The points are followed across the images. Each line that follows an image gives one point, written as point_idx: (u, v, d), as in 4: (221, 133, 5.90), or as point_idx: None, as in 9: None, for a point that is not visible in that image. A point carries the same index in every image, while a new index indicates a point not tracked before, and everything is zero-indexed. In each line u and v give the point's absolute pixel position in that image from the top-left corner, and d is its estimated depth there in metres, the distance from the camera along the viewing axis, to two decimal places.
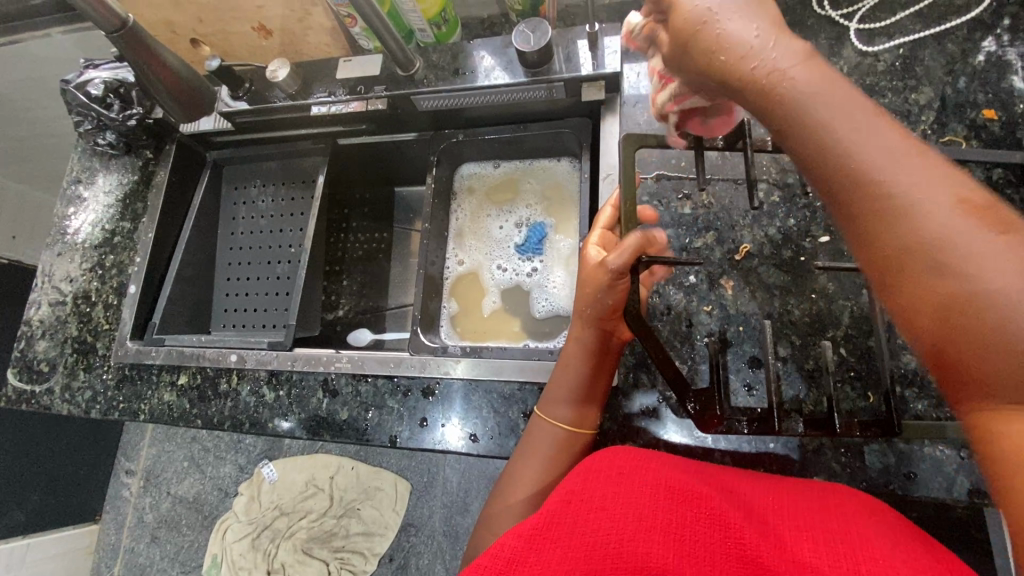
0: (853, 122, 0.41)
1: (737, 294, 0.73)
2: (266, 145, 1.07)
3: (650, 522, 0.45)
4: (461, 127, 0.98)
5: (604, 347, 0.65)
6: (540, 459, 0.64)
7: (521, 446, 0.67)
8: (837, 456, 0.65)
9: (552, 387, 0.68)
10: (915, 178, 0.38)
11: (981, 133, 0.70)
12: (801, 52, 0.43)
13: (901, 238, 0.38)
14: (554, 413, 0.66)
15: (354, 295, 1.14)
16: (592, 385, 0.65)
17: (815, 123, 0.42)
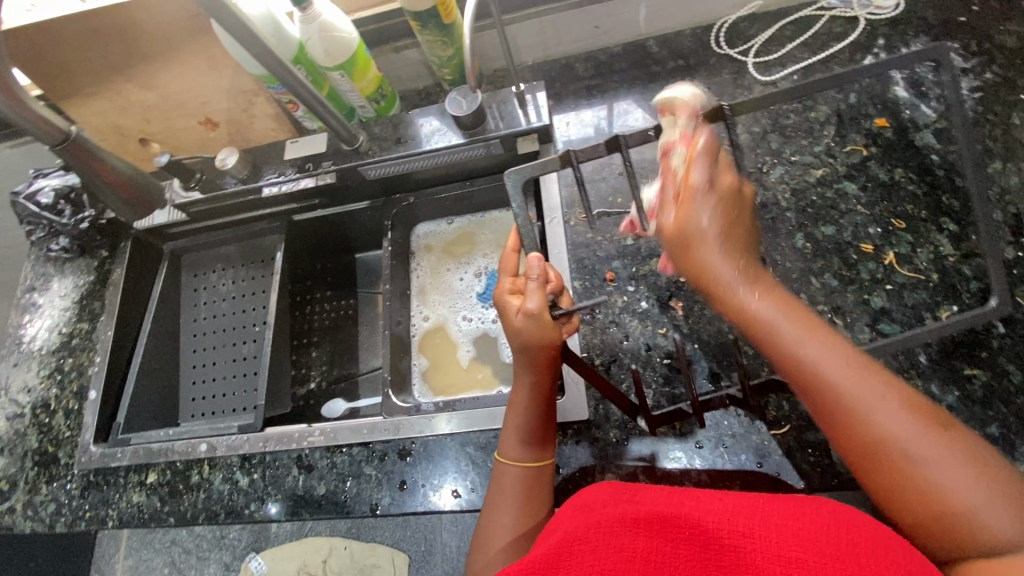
0: (839, 363, 0.47)
1: (687, 314, 0.76)
2: (222, 230, 1.09)
3: (630, 553, 0.49)
4: (411, 190, 1.03)
5: (549, 386, 0.67)
6: (510, 502, 0.65)
7: (489, 496, 0.67)
8: (805, 457, 0.67)
9: (506, 426, 0.69)
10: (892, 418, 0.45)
11: (877, 139, 0.77)
12: (769, 286, 0.50)
13: (918, 493, 0.44)
14: (515, 455, 0.67)
15: (324, 367, 1.14)
16: (544, 424, 0.67)
17: (819, 375, 0.47)
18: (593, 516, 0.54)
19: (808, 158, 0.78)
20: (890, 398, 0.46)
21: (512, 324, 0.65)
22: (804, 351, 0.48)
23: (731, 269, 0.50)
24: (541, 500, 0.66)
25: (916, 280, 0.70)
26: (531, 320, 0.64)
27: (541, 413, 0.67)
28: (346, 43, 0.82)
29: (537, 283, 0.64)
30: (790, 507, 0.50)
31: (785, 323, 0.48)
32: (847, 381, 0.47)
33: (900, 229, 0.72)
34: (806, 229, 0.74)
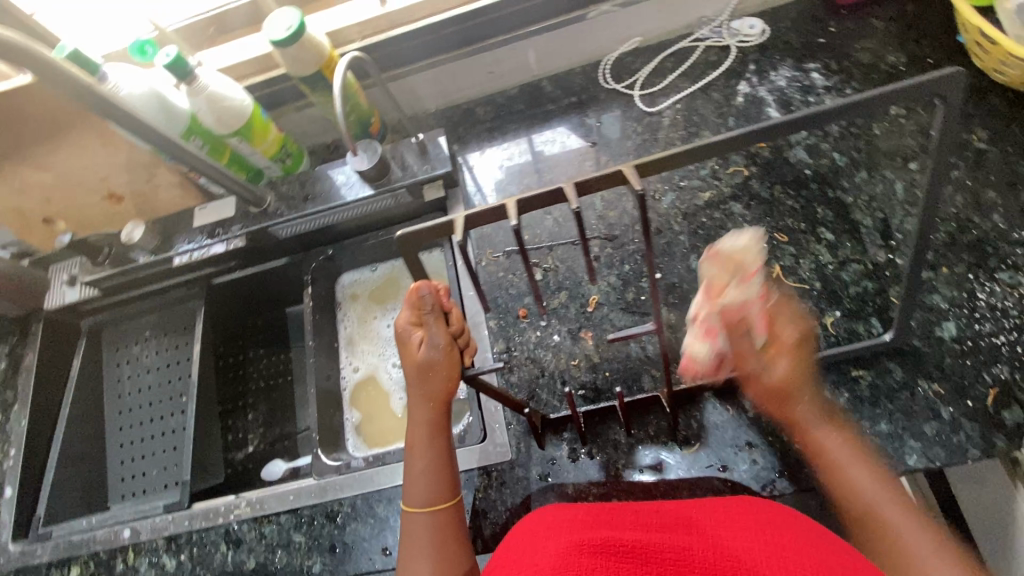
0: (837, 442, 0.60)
1: (597, 343, 0.78)
2: (142, 300, 1.06)
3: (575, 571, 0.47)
4: (329, 242, 1.03)
5: (445, 415, 0.68)
6: (425, 551, 0.64)
7: (402, 551, 0.66)
8: (718, 474, 0.68)
9: (408, 477, 0.68)
10: (875, 494, 0.56)
11: (755, 160, 0.82)
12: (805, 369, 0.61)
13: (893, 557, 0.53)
14: (420, 501, 0.67)
15: (262, 429, 1.11)
16: (445, 458, 0.68)
17: (828, 461, 0.60)
18: (538, 547, 0.52)
19: (695, 181, 0.82)
20: (878, 480, 0.57)
21: (416, 360, 0.63)
22: (813, 432, 0.61)
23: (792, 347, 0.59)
24: (458, 537, 0.65)
25: (801, 290, 0.74)
26: (433, 354, 0.63)
27: (443, 446, 0.68)
28: (239, 110, 0.82)
29: (435, 312, 0.62)
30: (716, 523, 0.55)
31: (804, 404, 0.61)
32: (852, 471, 0.58)
33: (783, 242, 0.76)
34: (700, 251, 0.78)
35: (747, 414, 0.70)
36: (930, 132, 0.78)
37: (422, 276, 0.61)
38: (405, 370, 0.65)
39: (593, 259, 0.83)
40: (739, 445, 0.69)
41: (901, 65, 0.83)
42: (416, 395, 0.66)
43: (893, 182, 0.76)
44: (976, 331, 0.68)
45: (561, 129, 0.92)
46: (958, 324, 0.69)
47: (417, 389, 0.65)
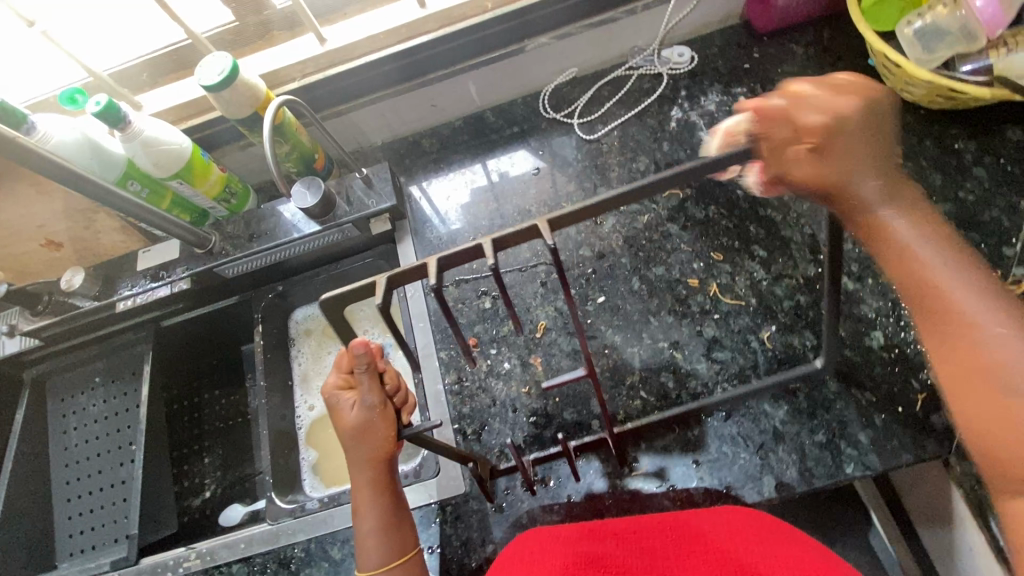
0: (942, 260, 0.48)
1: (546, 369, 0.79)
2: (87, 347, 1.03)
3: None
4: (281, 277, 1.02)
5: (389, 472, 0.66)
6: None
7: None
8: (666, 493, 0.69)
9: (358, 537, 0.65)
10: (1000, 336, 0.46)
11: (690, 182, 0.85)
12: (907, 201, 0.50)
13: (995, 380, 0.45)
14: (375, 559, 0.64)
15: (219, 472, 1.08)
16: (395, 513, 0.65)
17: (909, 250, 0.49)
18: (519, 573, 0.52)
19: (635, 205, 0.85)
20: (1006, 316, 0.46)
21: (351, 423, 0.62)
22: (907, 242, 0.49)
23: (904, 229, 0.49)
24: None
25: (738, 307, 0.76)
26: (370, 414, 0.61)
27: (389, 502, 0.65)
28: (177, 154, 0.82)
29: (368, 372, 0.60)
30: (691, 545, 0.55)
31: (919, 246, 0.49)
32: (966, 293, 0.47)
33: (719, 260, 0.79)
34: (640, 272, 0.81)
35: (692, 432, 0.71)
36: None
37: (355, 335, 0.57)
38: (341, 435, 0.63)
39: (540, 285, 0.84)
40: (687, 462, 0.70)
41: None
42: (354, 457, 0.63)
43: None
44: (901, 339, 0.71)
45: (505, 158, 0.94)
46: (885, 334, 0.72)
47: (356, 450, 0.63)
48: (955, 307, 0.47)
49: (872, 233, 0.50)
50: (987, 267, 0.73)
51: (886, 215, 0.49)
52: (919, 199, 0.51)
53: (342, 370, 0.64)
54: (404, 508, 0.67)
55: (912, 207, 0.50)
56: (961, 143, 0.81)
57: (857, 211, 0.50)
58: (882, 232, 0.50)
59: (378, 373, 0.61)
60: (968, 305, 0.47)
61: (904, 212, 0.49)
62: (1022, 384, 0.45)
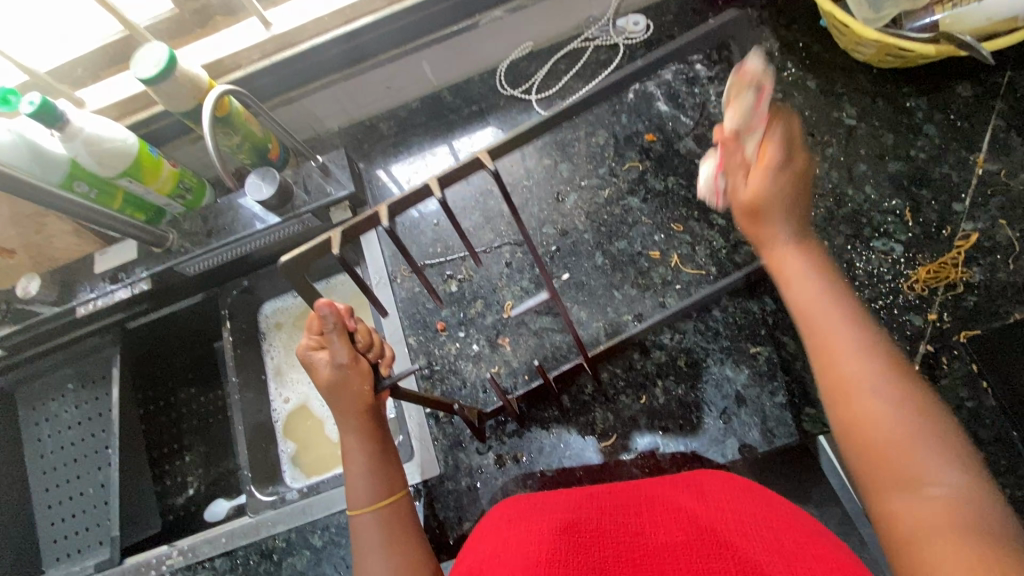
0: (818, 293, 0.52)
1: (515, 349, 0.80)
2: (53, 353, 1.01)
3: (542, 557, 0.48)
4: (246, 272, 1.00)
5: (375, 423, 0.66)
6: (379, 549, 0.63)
7: (356, 556, 0.64)
8: (634, 462, 0.71)
9: (348, 482, 0.66)
10: (873, 378, 0.48)
11: (650, 154, 0.84)
12: (803, 228, 0.54)
13: (880, 421, 0.47)
14: (366, 501, 0.65)
15: (202, 469, 1.09)
16: (383, 457, 0.67)
17: (785, 278, 0.53)
18: (504, 537, 0.52)
19: (595, 180, 0.85)
20: (876, 364, 0.49)
21: (327, 378, 0.62)
22: (796, 263, 0.53)
23: (792, 248, 0.53)
24: (411, 532, 0.65)
25: (699, 277, 0.77)
26: (343, 368, 0.61)
27: (377, 450, 0.66)
28: (122, 151, 0.81)
29: (337, 330, 0.60)
30: (664, 508, 0.55)
31: (805, 272, 0.53)
32: (840, 331, 0.50)
33: (679, 231, 0.80)
34: (603, 247, 0.81)
35: (656, 402, 0.73)
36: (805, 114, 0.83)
37: (319, 297, 0.58)
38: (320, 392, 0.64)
39: (505, 265, 0.84)
40: (653, 433, 0.72)
41: (774, 52, 0.87)
42: (335, 410, 0.64)
43: None
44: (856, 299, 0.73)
45: (464, 138, 0.93)
46: None
47: (335, 404, 0.64)
48: (830, 344, 0.50)
49: (773, 260, 0.54)
50: (938, 222, 0.75)
51: (782, 242, 0.53)
52: (811, 232, 0.54)
53: (313, 332, 0.64)
54: (393, 453, 0.68)
55: (804, 234, 0.54)
56: (912, 101, 0.82)
57: (770, 238, 0.54)
58: (778, 258, 0.54)
59: (348, 329, 0.61)
60: (845, 345, 0.49)
61: (801, 241, 0.53)
62: (894, 415, 0.46)
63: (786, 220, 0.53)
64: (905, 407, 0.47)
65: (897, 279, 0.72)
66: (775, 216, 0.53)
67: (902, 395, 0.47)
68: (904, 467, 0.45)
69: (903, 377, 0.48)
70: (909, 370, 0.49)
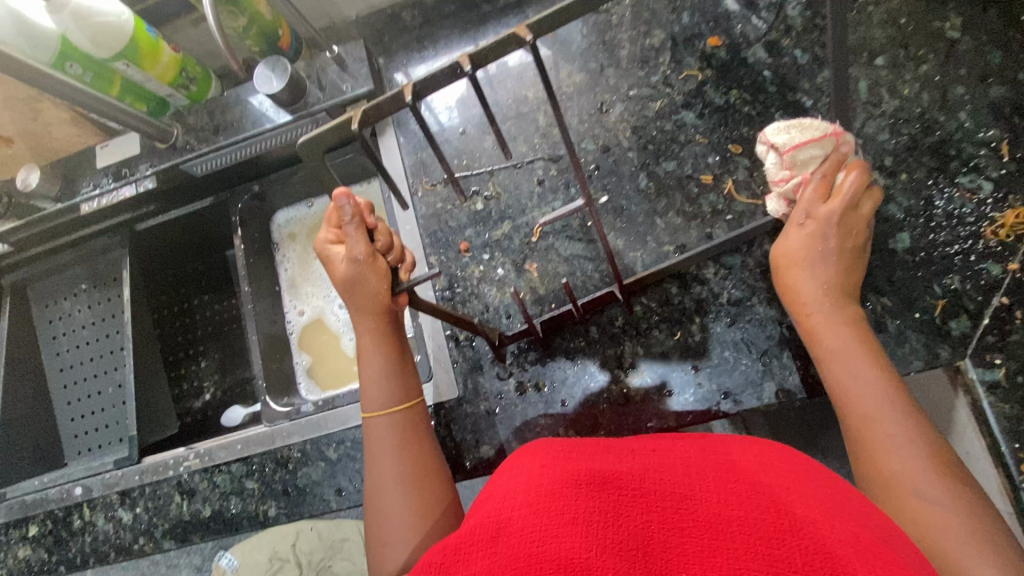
0: (862, 379, 0.56)
1: (543, 275, 0.74)
2: (61, 250, 0.98)
3: (574, 514, 0.41)
4: (256, 177, 0.94)
5: (392, 324, 0.65)
6: (389, 452, 0.62)
7: (365, 457, 0.63)
8: (663, 399, 0.67)
9: (362, 382, 0.65)
10: (906, 451, 0.52)
11: (711, 62, 0.74)
12: (853, 316, 0.60)
13: (919, 501, 0.50)
14: (380, 404, 0.63)
15: (217, 375, 1.09)
16: (399, 362, 0.65)
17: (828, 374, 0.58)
18: (530, 483, 0.46)
19: (646, 90, 0.75)
20: (923, 456, 0.52)
21: (343, 275, 0.61)
22: (831, 364, 0.58)
23: (835, 345, 0.58)
24: (423, 441, 0.63)
25: (754, 207, 0.69)
26: (358, 266, 0.59)
27: (393, 351, 0.65)
28: (118, 29, 0.72)
29: (355, 224, 0.58)
30: (724, 475, 0.45)
31: (838, 368, 0.58)
32: (874, 408, 0.55)
33: (737, 154, 0.71)
34: (649, 167, 0.73)
35: (693, 338, 0.68)
36: (898, 23, 0.72)
37: (338, 186, 0.56)
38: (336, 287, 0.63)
39: (537, 183, 0.76)
40: (686, 370, 0.67)
41: None
42: (352, 307, 0.63)
43: (857, 80, 0.71)
44: (929, 242, 0.65)
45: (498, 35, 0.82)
46: (912, 236, 0.66)
47: (350, 301, 0.63)
48: (854, 400, 0.56)
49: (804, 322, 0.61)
50: None
51: (816, 313, 0.60)
52: (863, 332, 0.59)
53: (331, 225, 0.63)
54: (410, 360, 0.66)
55: (851, 322, 0.59)
56: None
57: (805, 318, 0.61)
58: (810, 327, 0.60)
59: (367, 225, 0.59)
60: (887, 430, 0.54)
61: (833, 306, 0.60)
62: (926, 488, 0.50)
63: (818, 288, 0.60)
64: (947, 491, 0.50)
65: (978, 223, 0.64)
66: (806, 288, 0.61)
67: (945, 484, 0.50)
68: (935, 533, 0.48)
69: (950, 469, 0.51)
70: (959, 468, 0.52)
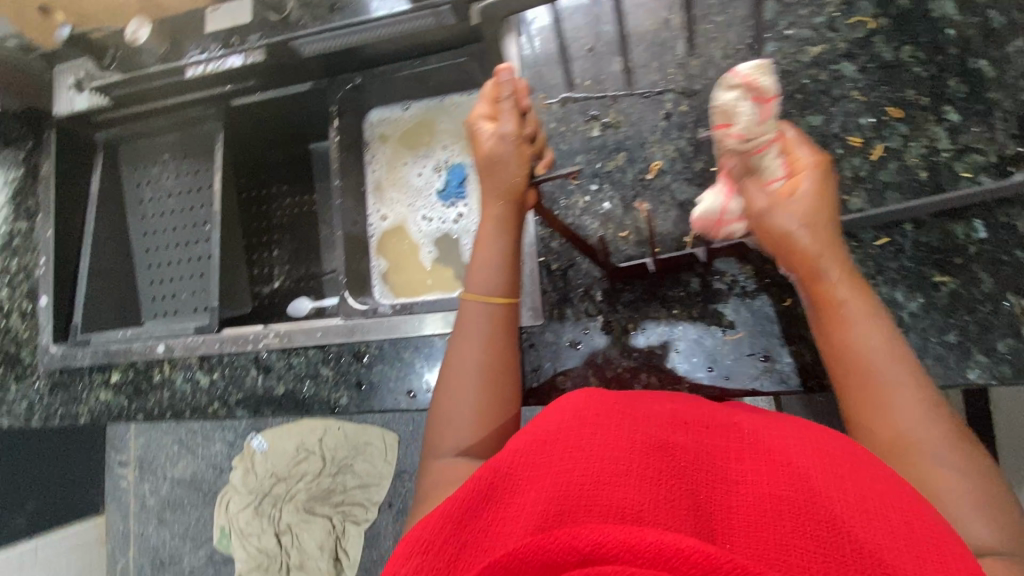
0: (874, 334, 0.51)
1: (652, 216, 0.70)
2: (155, 117, 0.98)
3: (629, 467, 0.40)
4: (359, 68, 0.89)
5: (518, 217, 0.63)
6: (478, 339, 0.60)
7: (454, 335, 0.62)
8: (756, 363, 0.65)
9: (472, 264, 0.64)
10: (930, 421, 0.48)
11: (888, 10, 0.66)
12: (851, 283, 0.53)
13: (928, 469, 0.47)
14: (483, 288, 0.62)
15: (288, 266, 1.11)
16: (515, 257, 0.63)
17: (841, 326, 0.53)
18: (584, 425, 0.44)
19: (806, 31, 0.68)
20: (943, 428, 0.48)
21: (487, 152, 0.61)
22: (847, 318, 0.52)
23: (839, 298, 0.53)
24: (511, 341, 0.62)
25: (902, 180, 0.64)
26: (506, 144, 0.60)
27: (512, 245, 0.63)
28: None
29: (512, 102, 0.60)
30: (795, 452, 0.42)
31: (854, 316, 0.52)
32: (891, 366, 0.50)
33: (895, 119, 0.65)
34: (792, 118, 0.67)
35: (801, 308, 0.65)
36: None
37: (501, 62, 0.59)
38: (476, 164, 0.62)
39: (663, 117, 0.71)
40: (787, 339, 0.65)
41: None
42: (485, 188, 0.63)
43: None
44: None
45: None
46: None
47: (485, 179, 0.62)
48: (865, 358, 0.51)
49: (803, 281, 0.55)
50: None
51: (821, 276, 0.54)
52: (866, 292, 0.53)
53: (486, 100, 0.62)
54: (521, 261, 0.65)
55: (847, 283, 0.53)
56: None
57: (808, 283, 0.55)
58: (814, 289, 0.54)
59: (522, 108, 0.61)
60: (901, 391, 0.49)
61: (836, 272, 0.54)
62: (941, 459, 0.47)
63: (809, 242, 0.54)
64: (973, 477, 0.46)
65: None
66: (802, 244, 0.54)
67: (959, 458, 0.47)
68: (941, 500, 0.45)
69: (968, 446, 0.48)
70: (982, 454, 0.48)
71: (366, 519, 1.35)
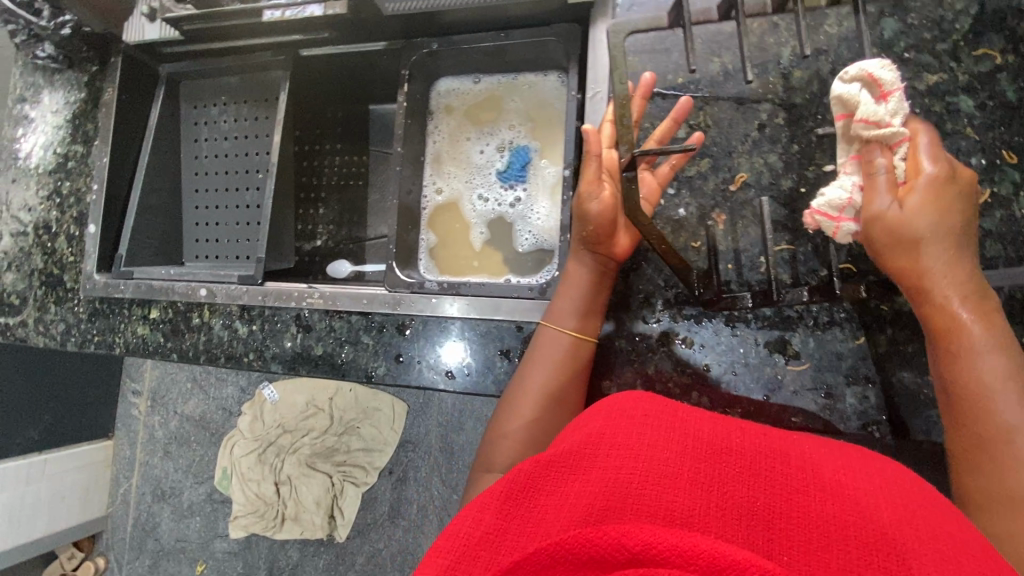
0: (985, 325, 0.48)
1: (728, 229, 0.67)
2: (222, 56, 0.96)
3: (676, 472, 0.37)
4: (436, 34, 0.86)
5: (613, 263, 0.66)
6: (549, 365, 0.64)
7: (528, 353, 0.67)
8: (817, 398, 0.63)
9: (558, 293, 0.67)
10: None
11: (1018, 47, 0.62)
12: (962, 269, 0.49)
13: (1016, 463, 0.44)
14: (564, 321, 0.65)
15: (332, 226, 1.09)
16: (597, 302, 0.66)
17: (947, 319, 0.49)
18: (627, 424, 0.41)
19: (925, 57, 0.63)
20: None
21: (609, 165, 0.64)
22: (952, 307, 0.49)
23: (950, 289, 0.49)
24: (578, 375, 0.65)
25: (1006, 229, 0.60)
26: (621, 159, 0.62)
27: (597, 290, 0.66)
28: None
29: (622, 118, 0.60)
30: (853, 480, 0.38)
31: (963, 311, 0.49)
32: (993, 359, 0.47)
33: (1009, 164, 0.61)
34: None
35: (874, 349, 0.62)
36: None
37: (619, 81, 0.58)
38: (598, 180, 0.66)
39: (755, 128, 0.68)
40: (854, 378, 0.62)
41: None
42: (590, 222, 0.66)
43: None
44: None
45: None
46: None
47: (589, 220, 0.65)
48: (966, 353, 0.48)
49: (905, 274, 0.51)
50: None
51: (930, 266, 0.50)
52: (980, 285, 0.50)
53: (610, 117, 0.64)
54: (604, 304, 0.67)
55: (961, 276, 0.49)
56: None
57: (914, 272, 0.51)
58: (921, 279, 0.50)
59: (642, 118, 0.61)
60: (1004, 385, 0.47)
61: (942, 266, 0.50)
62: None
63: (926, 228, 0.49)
64: None
65: None
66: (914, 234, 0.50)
67: None
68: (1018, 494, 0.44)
69: None
70: None
71: (365, 483, 1.34)
